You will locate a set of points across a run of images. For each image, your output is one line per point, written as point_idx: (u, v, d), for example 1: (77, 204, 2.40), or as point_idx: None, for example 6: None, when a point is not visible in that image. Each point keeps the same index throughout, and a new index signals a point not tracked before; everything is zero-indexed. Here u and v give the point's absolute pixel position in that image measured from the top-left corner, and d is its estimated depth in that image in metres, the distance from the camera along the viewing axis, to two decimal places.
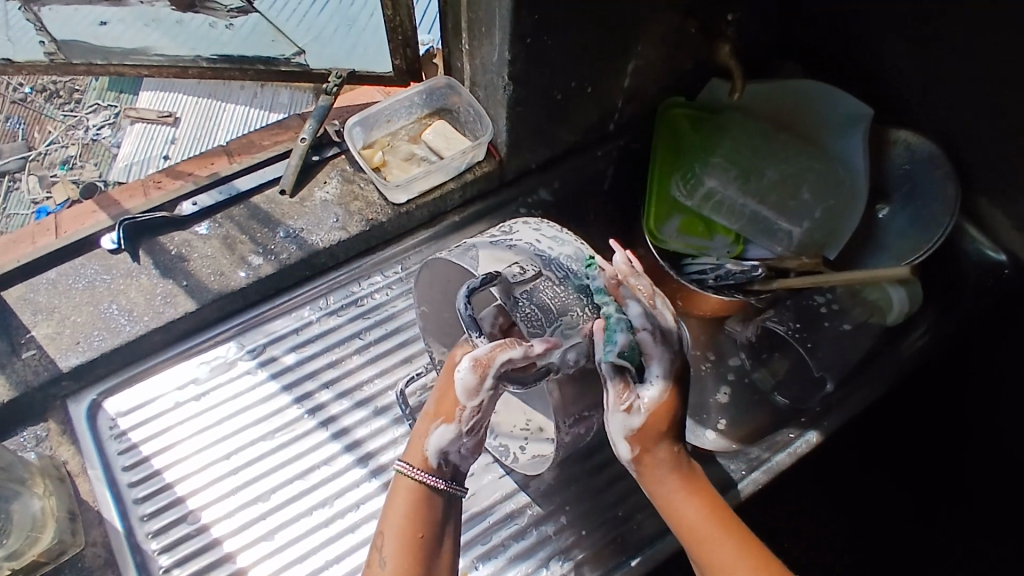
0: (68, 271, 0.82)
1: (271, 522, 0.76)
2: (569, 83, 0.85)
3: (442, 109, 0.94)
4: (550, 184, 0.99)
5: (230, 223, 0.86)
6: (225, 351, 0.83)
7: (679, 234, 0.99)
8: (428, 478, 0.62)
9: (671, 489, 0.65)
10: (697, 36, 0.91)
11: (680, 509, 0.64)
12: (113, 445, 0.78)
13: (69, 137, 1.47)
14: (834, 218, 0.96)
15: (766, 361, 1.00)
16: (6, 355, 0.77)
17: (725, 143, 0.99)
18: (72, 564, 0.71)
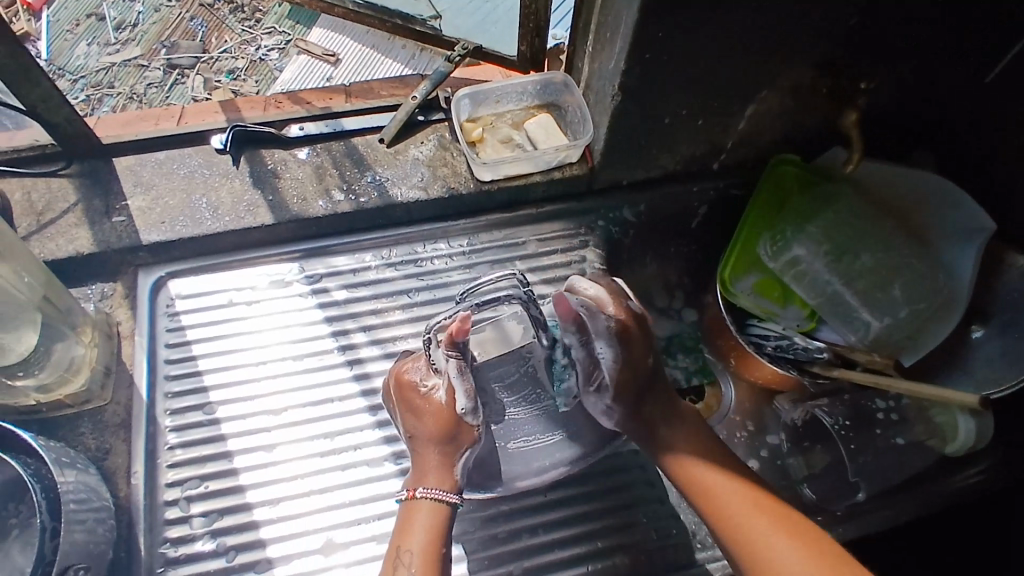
0: (176, 157, 0.89)
1: (275, 436, 0.80)
2: (681, 110, 0.84)
3: (553, 104, 0.95)
4: (636, 205, 0.97)
5: (327, 155, 0.90)
6: (286, 270, 0.88)
7: (751, 292, 0.95)
8: (443, 491, 0.68)
9: (688, 453, 0.72)
10: (826, 98, 0.87)
11: (722, 505, 0.69)
12: (164, 321, 0.84)
13: (242, 50, 1.57)
14: (920, 324, 0.90)
15: (805, 450, 0.94)
16: (101, 215, 0.85)
17: (827, 214, 0.94)
18: (93, 416, 0.78)
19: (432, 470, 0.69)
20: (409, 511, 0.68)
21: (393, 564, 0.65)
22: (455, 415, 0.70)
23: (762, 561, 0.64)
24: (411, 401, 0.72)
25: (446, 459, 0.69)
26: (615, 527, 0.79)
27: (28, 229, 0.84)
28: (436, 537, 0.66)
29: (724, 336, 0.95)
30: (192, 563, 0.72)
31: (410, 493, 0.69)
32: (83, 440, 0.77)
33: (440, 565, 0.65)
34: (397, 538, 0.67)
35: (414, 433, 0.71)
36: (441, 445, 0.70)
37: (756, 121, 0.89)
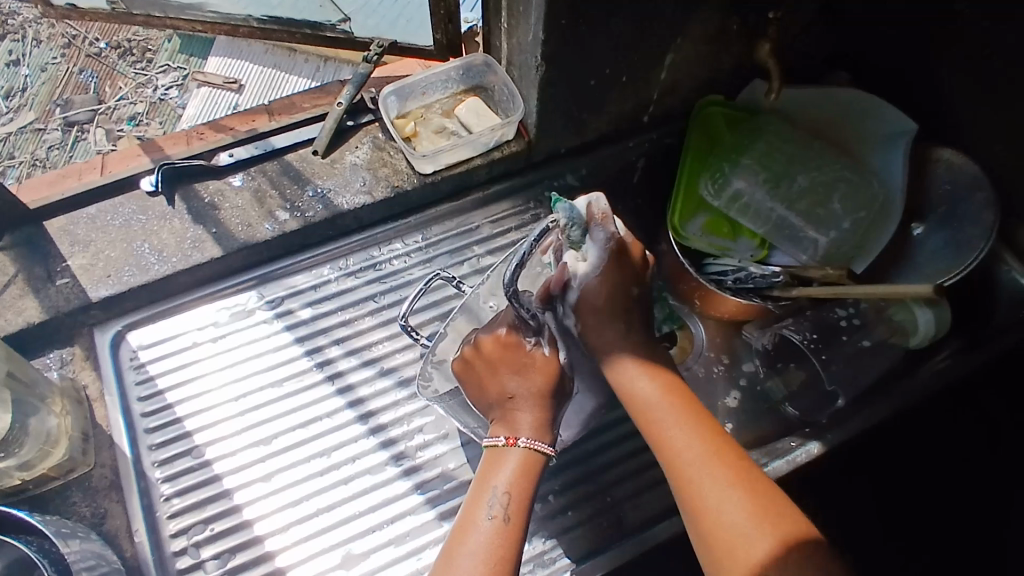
0: (109, 208, 0.87)
1: (270, 465, 0.79)
2: (604, 70, 0.85)
3: (478, 86, 0.95)
4: (578, 170, 1.00)
5: (262, 177, 0.89)
6: (246, 299, 0.87)
7: (703, 233, 0.98)
8: (542, 446, 0.65)
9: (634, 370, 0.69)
10: (739, 35, 0.90)
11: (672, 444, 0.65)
12: (132, 375, 0.81)
13: (138, 94, 1.53)
14: (863, 234, 0.95)
15: (780, 371, 0.99)
16: (43, 281, 0.82)
17: (762, 146, 0.98)
18: (80, 483, 0.76)
19: (529, 421, 0.66)
20: (498, 456, 0.66)
21: (478, 501, 0.64)
22: (558, 367, 0.69)
23: (677, 461, 0.63)
24: (513, 359, 0.68)
25: (546, 412, 0.67)
26: (621, 479, 0.81)
27: None
28: (526, 482, 0.64)
29: (686, 281, 0.97)
30: None
31: (505, 440, 0.66)
32: (77, 509, 0.75)
33: (525, 509, 0.63)
34: (483, 480, 0.65)
35: (517, 389, 0.67)
36: (543, 398, 0.67)
37: (676, 68, 0.92)
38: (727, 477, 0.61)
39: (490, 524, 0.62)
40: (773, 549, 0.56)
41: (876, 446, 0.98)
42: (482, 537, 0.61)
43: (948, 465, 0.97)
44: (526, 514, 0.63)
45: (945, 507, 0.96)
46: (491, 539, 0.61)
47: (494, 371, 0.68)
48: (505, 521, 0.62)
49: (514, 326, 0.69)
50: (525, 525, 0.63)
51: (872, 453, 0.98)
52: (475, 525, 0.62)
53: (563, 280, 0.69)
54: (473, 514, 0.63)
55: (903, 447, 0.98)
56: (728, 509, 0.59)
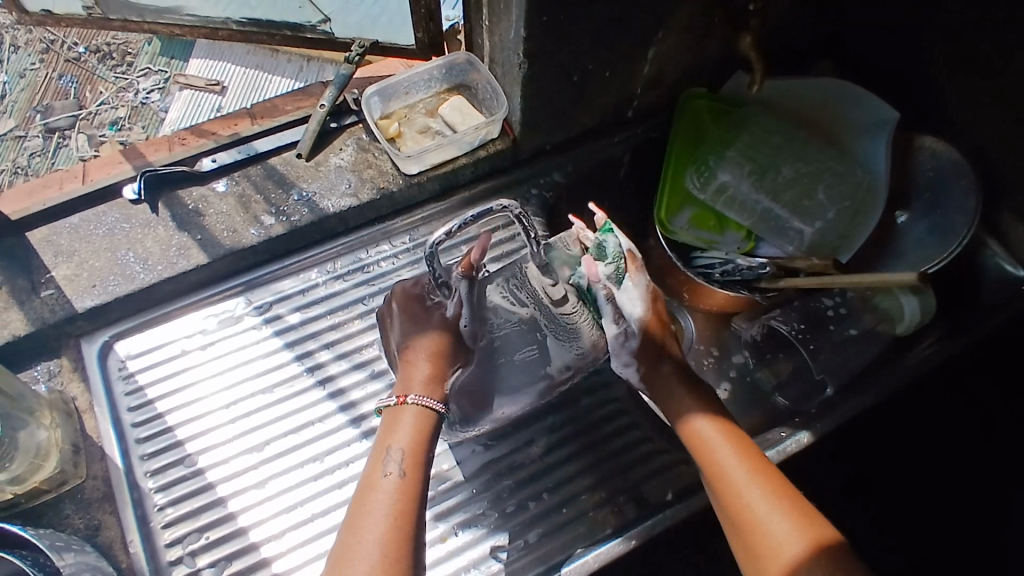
0: (91, 217, 0.86)
1: (263, 471, 0.78)
2: (587, 66, 0.85)
3: (462, 84, 0.95)
4: (564, 167, 1.00)
5: (246, 181, 0.88)
6: (234, 305, 0.86)
7: (690, 227, 0.98)
8: (432, 403, 0.67)
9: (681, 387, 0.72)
10: (721, 26, 0.90)
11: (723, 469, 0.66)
12: (121, 385, 0.81)
13: (120, 98, 1.51)
14: (848, 223, 0.95)
15: (769, 362, 1.01)
16: (27, 293, 0.81)
17: (745, 138, 0.98)
18: (73, 496, 0.76)
19: (421, 379, 0.68)
20: (394, 416, 0.67)
21: (376, 464, 0.63)
22: (455, 334, 0.70)
23: (726, 483, 0.65)
24: (416, 322, 0.70)
25: (437, 370, 0.69)
26: (615, 475, 0.82)
27: None
28: (422, 439, 0.65)
29: (674, 275, 1.00)
30: None
31: (397, 399, 0.67)
32: (70, 521, 0.74)
33: (423, 465, 0.64)
34: (379, 442, 0.65)
35: (416, 344, 0.69)
36: (435, 357, 0.69)
37: (659, 61, 0.92)
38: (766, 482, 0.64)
39: (390, 482, 0.61)
40: (807, 544, 0.59)
41: (865, 432, 1.00)
42: (384, 495, 0.61)
43: (937, 447, 0.98)
44: (424, 470, 0.64)
45: (936, 491, 0.97)
46: (394, 494, 0.61)
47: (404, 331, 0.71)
48: (403, 476, 0.62)
49: (422, 287, 0.72)
50: (423, 476, 0.63)
51: (861, 440, 1.00)
52: (375, 485, 0.61)
53: (620, 326, 0.70)
54: (374, 475, 0.62)
55: (892, 433, 0.99)
56: (776, 523, 0.61)
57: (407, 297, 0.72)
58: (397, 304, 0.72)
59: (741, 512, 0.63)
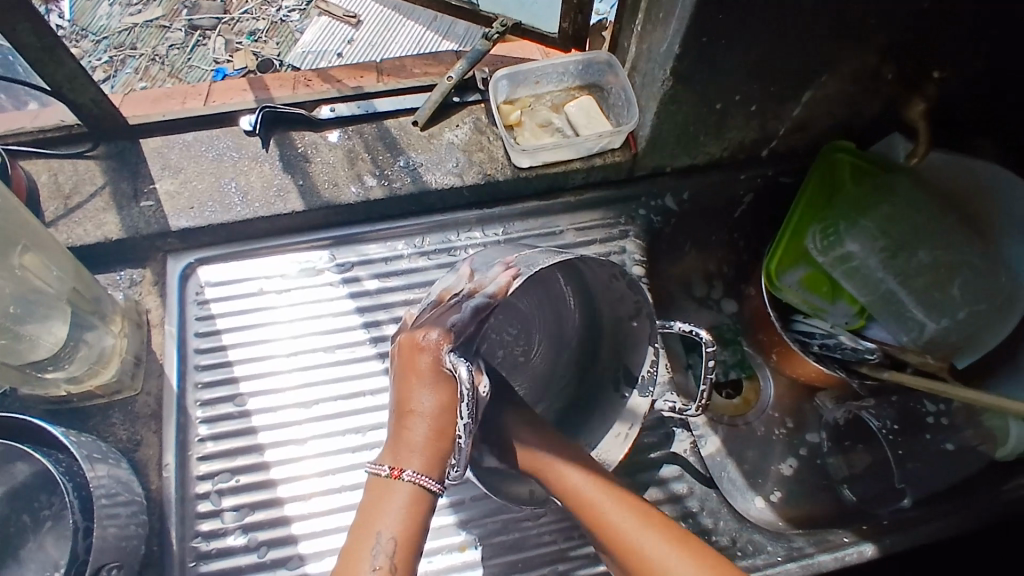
0: (204, 138, 0.87)
1: (306, 430, 0.78)
2: (734, 95, 0.79)
3: (595, 85, 0.90)
4: (679, 192, 0.93)
5: (358, 137, 0.87)
6: (317, 257, 0.86)
7: (799, 287, 0.91)
8: (428, 481, 0.59)
9: (554, 460, 0.66)
10: (891, 83, 0.82)
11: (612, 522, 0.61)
12: (194, 309, 0.82)
13: (263, 11, 1.51)
14: (977, 326, 0.86)
15: (846, 449, 0.93)
16: (128, 198, 0.83)
17: (883, 209, 0.89)
18: (123, 405, 0.77)
19: (418, 452, 0.60)
20: (383, 490, 0.60)
21: (360, 545, 0.57)
22: (449, 427, 0.61)
23: (620, 540, 0.60)
24: (416, 380, 0.61)
25: (437, 444, 0.61)
26: None
27: (54, 214, 0.83)
28: (412, 523, 0.58)
29: (768, 332, 0.96)
30: (225, 557, 0.72)
31: (389, 470, 0.60)
32: (115, 430, 0.76)
33: (412, 557, 0.57)
34: (362, 520, 0.58)
35: (416, 413, 0.61)
36: (439, 425, 0.61)
37: (813, 105, 0.84)
38: (686, 549, 0.58)
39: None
40: None
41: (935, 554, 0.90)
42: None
43: None
44: (411, 564, 0.57)
45: None
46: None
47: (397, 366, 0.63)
48: (392, 570, 0.55)
49: (434, 337, 0.61)
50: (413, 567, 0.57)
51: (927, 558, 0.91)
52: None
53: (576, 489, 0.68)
54: (356, 562, 0.56)
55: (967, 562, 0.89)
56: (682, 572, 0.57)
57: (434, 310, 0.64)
58: (429, 307, 0.65)
59: (631, 554, 0.60)
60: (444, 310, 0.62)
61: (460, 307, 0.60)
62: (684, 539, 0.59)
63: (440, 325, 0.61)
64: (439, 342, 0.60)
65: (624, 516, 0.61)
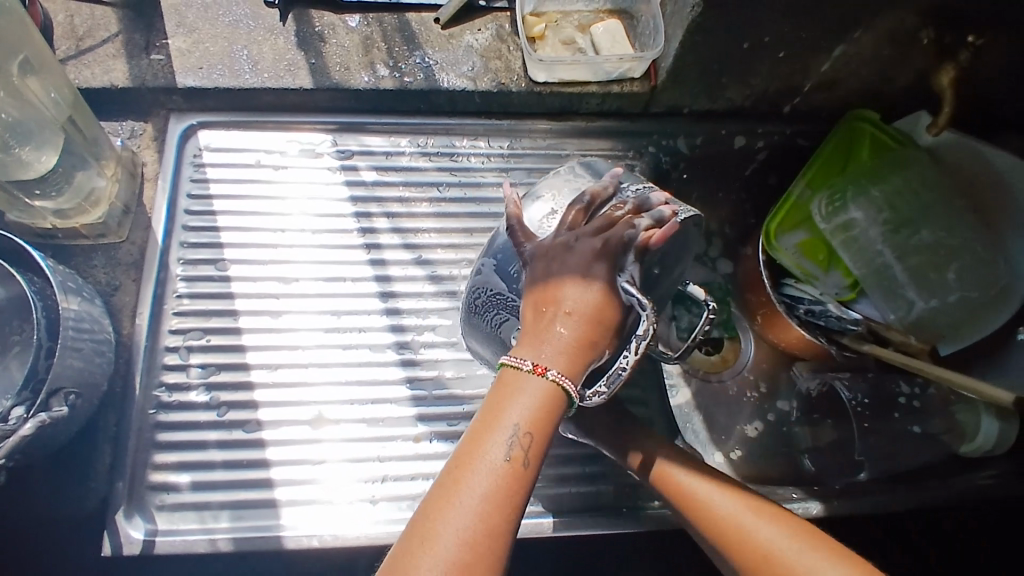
0: (223, 3, 0.85)
1: (281, 304, 0.78)
2: (764, 37, 0.77)
3: (625, 11, 0.88)
4: (692, 136, 0.91)
5: (377, 26, 0.85)
6: (319, 140, 0.85)
7: (795, 250, 0.89)
8: (569, 385, 0.51)
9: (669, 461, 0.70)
10: (926, 49, 0.79)
11: (742, 534, 0.61)
12: (189, 170, 0.82)
13: None
14: (968, 314, 0.83)
15: (815, 422, 0.92)
16: (139, 49, 0.82)
17: (894, 182, 0.86)
18: (106, 251, 0.78)
19: (565, 350, 0.52)
20: (514, 379, 0.51)
21: (486, 435, 0.49)
22: (600, 337, 0.53)
23: (745, 546, 0.60)
24: (575, 278, 0.54)
25: (586, 349, 0.53)
26: (605, 456, 0.78)
27: (66, 53, 0.81)
28: (546, 418, 0.51)
29: (756, 293, 0.91)
30: (183, 411, 0.73)
31: (530, 366, 0.51)
32: (94, 272, 0.77)
33: (542, 451, 0.51)
34: (492, 404, 0.51)
35: (574, 313, 0.53)
36: (592, 331, 0.53)
37: (842, 63, 0.82)
38: (835, 554, 0.56)
39: (506, 467, 0.48)
40: None
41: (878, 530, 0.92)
42: (487, 473, 0.48)
43: None
44: (540, 459, 0.50)
45: None
46: (501, 480, 0.48)
47: (551, 265, 0.55)
48: (525, 465, 0.49)
49: (609, 240, 0.55)
50: (541, 464, 0.50)
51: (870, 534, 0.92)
52: (486, 460, 0.48)
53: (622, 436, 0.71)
54: (484, 443, 0.49)
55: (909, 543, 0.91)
56: (823, 574, 0.55)
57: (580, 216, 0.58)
58: (570, 211, 0.58)
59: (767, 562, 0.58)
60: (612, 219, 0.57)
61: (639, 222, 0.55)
62: (840, 548, 0.57)
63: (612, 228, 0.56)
64: (617, 243, 0.55)
65: (778, 540, 0.59)
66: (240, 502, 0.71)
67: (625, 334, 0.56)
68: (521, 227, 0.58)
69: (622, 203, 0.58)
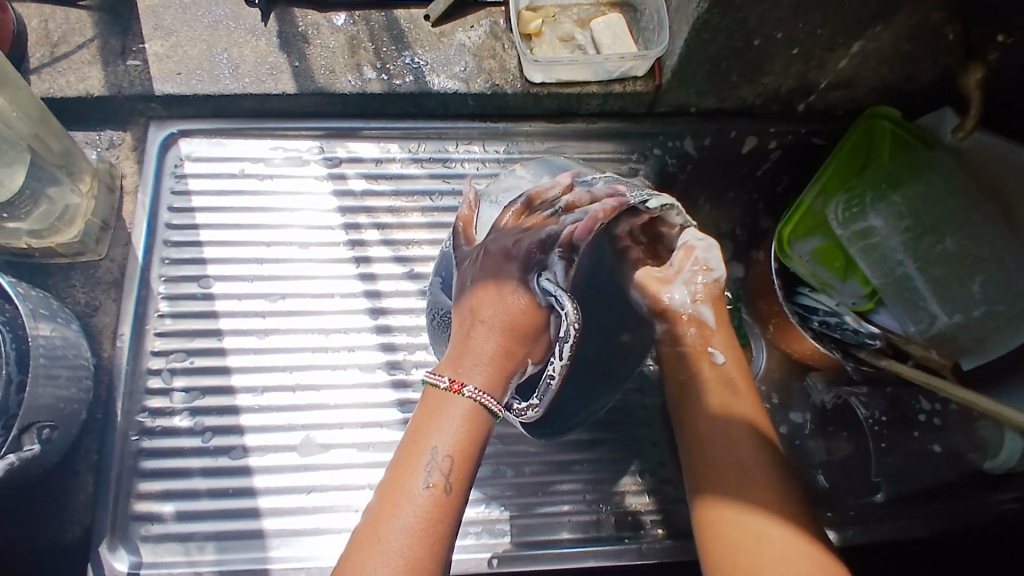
0: (202, 2, 0.81)
1: (268, 323, 0.75)
2: (776, 33, 0.71)
3: (628, 3, 0.82)
4: (699, 137, 0.86)
5: (364, 25, 0.81)
6: (305, 148, 0.81)
7: (810, 258, 0.84)
8: (490, 401, 0.50)
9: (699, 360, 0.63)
10: (952, 44, 0.73)
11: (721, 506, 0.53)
12: (170, 182, 0.79)
13: None
14: (994, 327, 0.78)
15: (828, 436, 0.87)
16: (115, 55, 0.78)
17: (916, 187, 0.80)
18: (86, 269, 0.75)
19: (482, 362, 0.51)
20: (436, 400, 0.51)
21: (409, 462, 0.48)
22: (518, 346, 0.53)
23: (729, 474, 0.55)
24: (494, 276, 0.55)
25: (507, 355, 0.52)
26: (604, 481, 0.75)
27: (40, 61, 0.78)
28: (471, 442, 0.50)
29: (768, 299, 0.87)
30: (166, 438, 0.71)
31: (448, 383, 0.51)
32: (73, 293, 0.74)
33: (469, 476, 0.49)
34: (414, 432, 0.50)
35: (488, 322, 0.53)
36: (507, 342, 0.53)
37: (861, 59, 0.76)
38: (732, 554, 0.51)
39: (428, 495, 0.47)
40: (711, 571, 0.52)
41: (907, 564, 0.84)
42: (410, 506, 0.46)
43: None
44: (468, 484, 0.49)
45: None
46: (424, 510, 0.46)
47: (476, 268, 0.56)
48: (446, 490, 0.47)
49: (523, 246, 0.55)
50: (466, 491, 0.49)
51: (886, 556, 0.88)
52: (407, 493, 0.47)
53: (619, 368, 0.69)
54: (404, 476, 0.48)
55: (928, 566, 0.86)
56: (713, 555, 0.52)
57: (516, 217, 0.59)
58: (508, 210, 0.59)
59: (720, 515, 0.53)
60: (540, 219, 0.58)
61: (564, 219, 0.56)
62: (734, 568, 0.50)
63: (533, 233, 0.56)
64: (532, 249, 0.55)
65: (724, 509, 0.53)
66: (224, 532, 0.68)
67: (547, 346, 0.56)
68: (466, 229, 0.59)
69: (557, 206, 0.58)
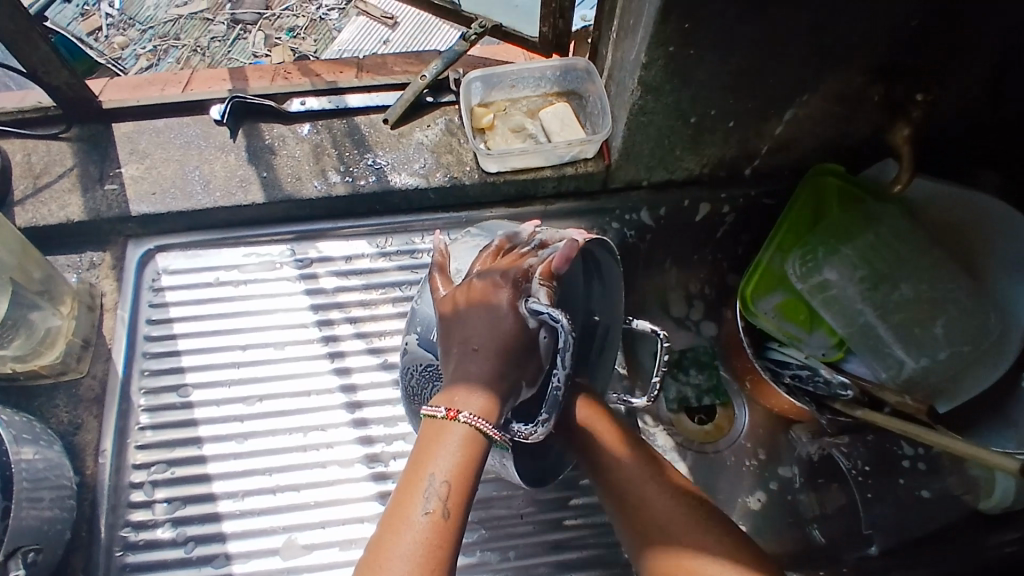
0: (175, 125, 0.86)
1: (247, 426, 0.77)
2: (710, 110, 0.75)
3: (573, 91, 0.88)
4: (655, 207, 0.90)
5: (327, 133, 0.86)
6: (277, 252, 0.85)
7: (774, 314, 0.86)
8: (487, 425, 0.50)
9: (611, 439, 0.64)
10: (877, 105, 0.77)
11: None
12: (148, 295, 0.82)
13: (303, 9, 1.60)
14: (961, 367, 0.80)
15: (819, 488, 0.86)
16: (93, 181, 0.83)
17: (867, 238, 0.84)
18: (68, 388, 0.76)
19: (479, 388, 0.52)
20: (433, 430, 0.51)
21: (408, 491, 0.48)
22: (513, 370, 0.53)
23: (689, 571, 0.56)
24: (483, 307, 0.55)
25: (502, 378, 0.53)
26: (592, 558, 0.74)
27: (23, 193, 0.82)
28: (468, 467, 0.49)
29: (740, 358, 0.89)
30: (150, 551, 0.71)
31: (444, 412, 0.51)
32: (56, 412, 0.75)
33: (468, 501, 0.49)
34: (416, 462, 0.50)
35: (481, 349, 0.53)
36: (501, 366, 0.53)
37: (796, 125, 0.80)
38: None
39: (426, 521, 0.47)
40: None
41: None
42: (410, 534, 0.46)
43: None
44: (467, 509, 0.49)
45: None
46: (423, 538, 0.46)
47: (458, 303, 0.56)
48: (444, 515, 0.47)
49: (512, 275, 0.56)
50: (464, 517, 0.48)
51: None
52: (403, 522, 0.47)
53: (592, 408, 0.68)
54: (404, 505, 0.48)
55: None
56: None
57: (493, 257, 0.60)
58: (485, 250, 0.60)
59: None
60: (516, 257, 0.58)
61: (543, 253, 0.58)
62: None
63: (514, 266, 0.57)
64: (519, 279, 0.56)
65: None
66: None
67: (538, 367, 0.56)
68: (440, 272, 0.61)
69: (533, 243, 0.60)
